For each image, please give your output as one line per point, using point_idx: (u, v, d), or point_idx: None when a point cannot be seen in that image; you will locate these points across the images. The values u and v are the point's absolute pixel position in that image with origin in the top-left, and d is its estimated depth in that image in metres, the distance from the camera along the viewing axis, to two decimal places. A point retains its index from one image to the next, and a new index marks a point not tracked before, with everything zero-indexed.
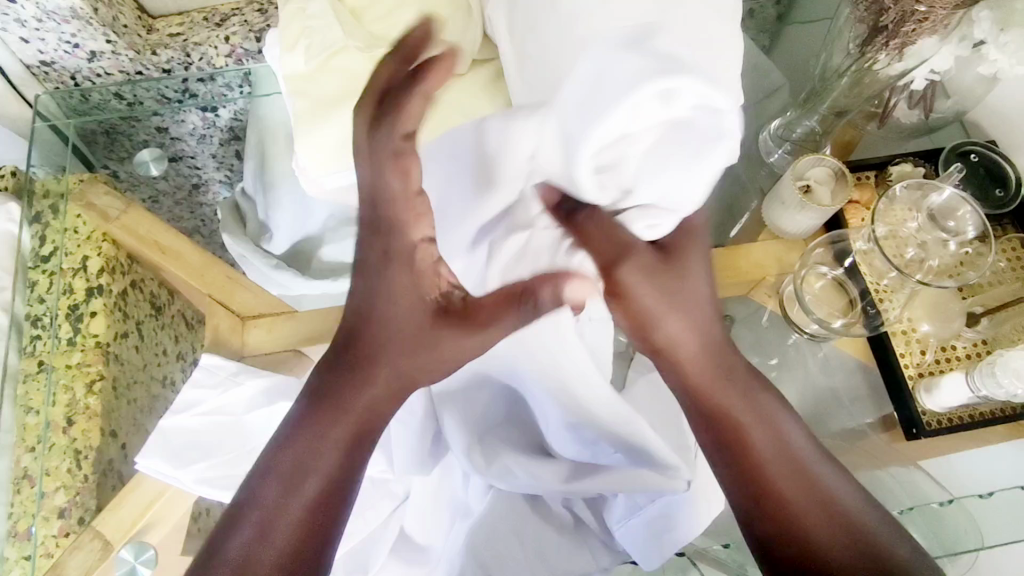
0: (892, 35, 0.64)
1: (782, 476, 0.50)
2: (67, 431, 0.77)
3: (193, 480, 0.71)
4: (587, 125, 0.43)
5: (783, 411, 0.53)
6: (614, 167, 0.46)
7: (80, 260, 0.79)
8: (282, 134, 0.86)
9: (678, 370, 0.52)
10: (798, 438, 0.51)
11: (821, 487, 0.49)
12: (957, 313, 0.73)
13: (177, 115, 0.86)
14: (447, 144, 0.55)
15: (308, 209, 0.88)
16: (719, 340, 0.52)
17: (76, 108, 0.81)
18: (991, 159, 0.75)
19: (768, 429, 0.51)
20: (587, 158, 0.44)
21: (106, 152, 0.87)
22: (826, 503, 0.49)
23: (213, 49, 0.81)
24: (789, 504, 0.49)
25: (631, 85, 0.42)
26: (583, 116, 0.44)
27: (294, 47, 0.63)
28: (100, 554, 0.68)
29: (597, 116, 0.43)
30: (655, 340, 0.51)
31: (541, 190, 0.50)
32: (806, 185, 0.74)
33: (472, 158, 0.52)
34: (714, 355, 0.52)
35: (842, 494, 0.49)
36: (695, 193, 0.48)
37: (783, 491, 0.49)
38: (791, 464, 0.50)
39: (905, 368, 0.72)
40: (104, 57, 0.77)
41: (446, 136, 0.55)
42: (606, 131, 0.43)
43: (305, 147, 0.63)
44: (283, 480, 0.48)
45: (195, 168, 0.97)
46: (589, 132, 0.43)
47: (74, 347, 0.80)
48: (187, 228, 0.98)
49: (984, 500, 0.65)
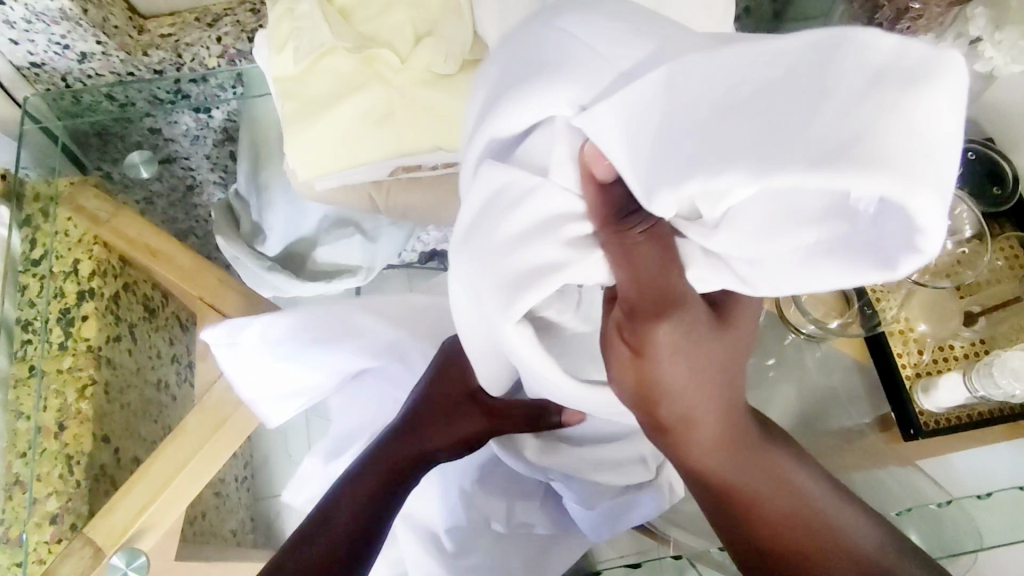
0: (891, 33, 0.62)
1: (796, 531, 0.47)
2: (59, 436, 0.76)
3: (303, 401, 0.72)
4: (687, 149, 0.25)
5: (791, 458, 0.49)
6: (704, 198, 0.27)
7: (71, 263, 0.79)
8: (275, 135, 0.85)
9: (691, 448, 0.44)
10: (809, 482, 0.48)
11: (837, 532, 0.47)
12: (954, 313, 0.72)
13: (170, 116, 0.86)
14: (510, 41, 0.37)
15: (302, 213, 0.88)
16: (736, 411, 0.45)
17: (66, 109, 0.79)
18: (990, 158, 0.73)
19: (776, 488, 0.47)
20: (658, 189, 0.27)
21: (100, 154, 0.88)
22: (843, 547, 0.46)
23: (205, 50, 0.79)
24: (800, 555, 0.47)
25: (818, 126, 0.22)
26: (699, 131, 0.25)
27: (283, 48, 0.62)
28: (92, 561, 0.67)
29: (710, 144, 0.24)
30: (668, 418, 0.42)
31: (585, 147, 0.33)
32: None
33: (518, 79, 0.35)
34: (732, 427, 0.44)
35: (860, 534, 0.47)
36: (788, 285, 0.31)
37: (796, 544, 0.47)
38: (804, 516, 0.47)
39: (902, 368, 0.72)
40: (95, 58, 0.75)
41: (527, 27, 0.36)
42: (701, 172, 0.25)
43: (296, 148, 0.62)
44: (325, 520, 0.54)
45: (189, 169, 0.98)
46: (677, 155, 0.26)
47: (65, 351, 0.79)
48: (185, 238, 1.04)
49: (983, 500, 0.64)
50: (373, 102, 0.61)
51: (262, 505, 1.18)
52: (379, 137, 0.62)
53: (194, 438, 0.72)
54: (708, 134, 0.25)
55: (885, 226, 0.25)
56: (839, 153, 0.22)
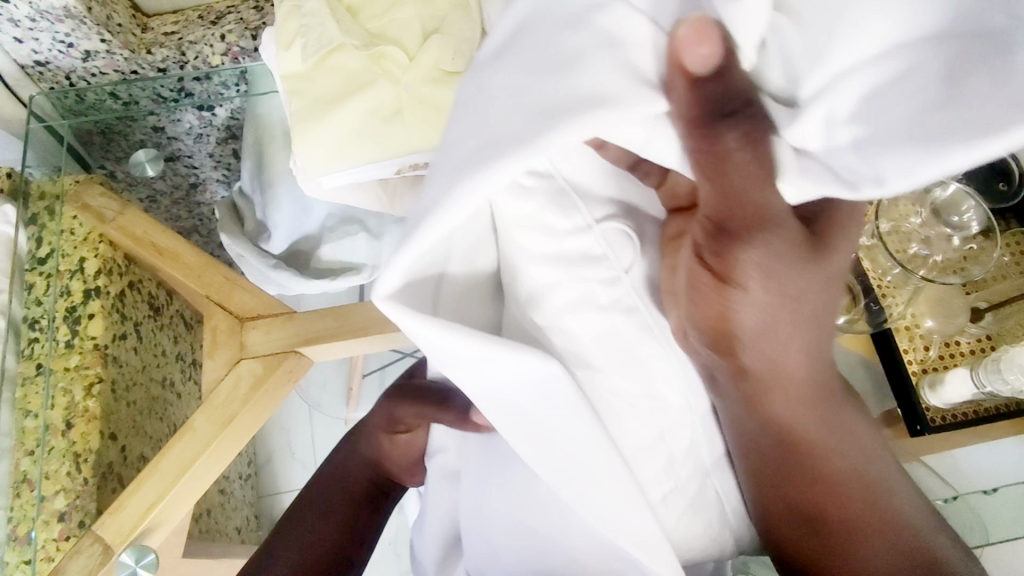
0: None
1: (852, 498, 0.47)
2: (67, 434, 0.76)
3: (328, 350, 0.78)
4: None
5: (864, 417, 0.49)
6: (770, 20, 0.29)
7: (76, 261, 0.79)
8: (279, 132, 0.85)
9: (774, 396, 0.43)
10: (871, 445, 0.48)
11: (885, 504, 0.48)
12: (961, 309, 0.72)
13: (174, 114, 0.86)
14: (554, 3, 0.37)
15: (308, 211, 0.89)
16: (828, 358, 0.44)
17: (71, 108, 0.80)
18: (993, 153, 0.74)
19: (847, 445, 0.47)
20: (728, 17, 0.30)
21: (103, 152, 0.88)
22: (900, 532, 0.47)
23: (208, 48, 0.79)
24: (848, 521, 0.47)
25: None
26: None
27: (290, 45, 0.62)
28: (101, 558, 0.67)
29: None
30: (749, 359, 0.41)
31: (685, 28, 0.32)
32: None
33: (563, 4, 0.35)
34: (818, 376, 0.44)
35: (905, 509, 0.48)
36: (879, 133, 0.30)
37: (847, 510, 0.47)
38: (861, 483, 0.47)
39: (908, 363, 0.72)
40: (99, 56, 0.75)
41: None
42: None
43: (299, 145, 0.61)
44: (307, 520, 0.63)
45: (192, 167, 0.98)
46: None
47: (71, 349, 0.79)
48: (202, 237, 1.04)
49: (988, 495, 0.66)
50: (380, 99, 0.61)
51: (266, 502, 1.18)
52: (386, 134, 0.61)
53: (201, 436, 0.71)
54: None
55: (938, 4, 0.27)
56: None
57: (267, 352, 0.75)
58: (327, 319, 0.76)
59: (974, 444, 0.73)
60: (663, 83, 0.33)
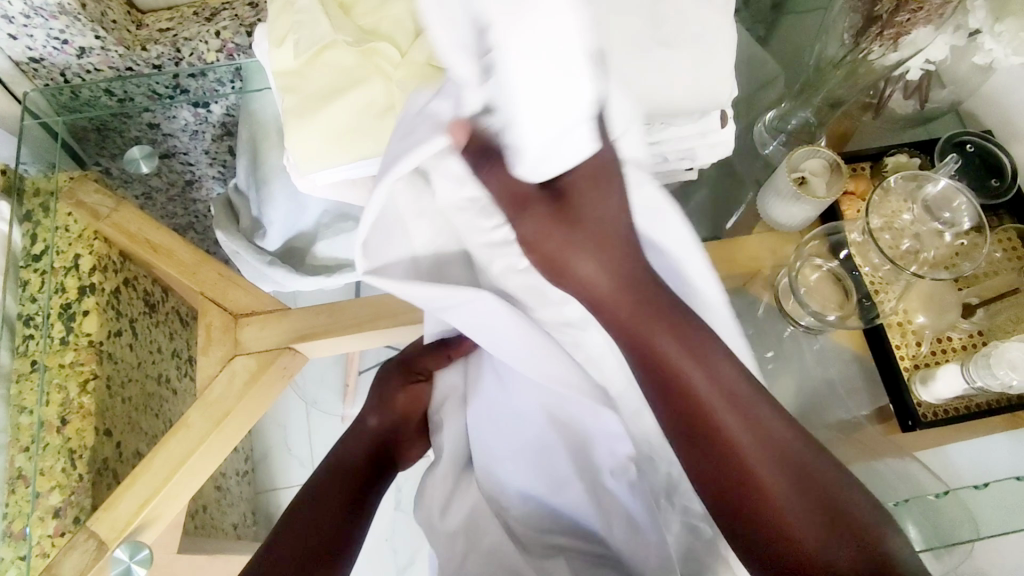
0: (885, 25, 0.63)
1: (753, 456, 0.47)
2: (61, 431, 0.77)
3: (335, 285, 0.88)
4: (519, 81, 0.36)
5: (716, 347, 0.49)
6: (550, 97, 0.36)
7: (71, 259, 0.79)
8: (274, 128, 0.85)
9: (605, 313, 0.48)
10: (738, 379, 0.48)
11: (773, 439, 0.47)
12: (952, 305, 0.72)
13: (169, 111, 0.85)
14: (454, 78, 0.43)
15: (303, 208, 0.88)
16: (636, 270, 0.48)
17: (66, 104, 0.80)
18: (986, 149, 0.75)
19: (705, 375, 0.48)
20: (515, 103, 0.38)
21: (97, 149, 0.86)
22: (825, 502, 0.46)
23: (203, 44, 0.79)
24: (754, 481, 0.47)
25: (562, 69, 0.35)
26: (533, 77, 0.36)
27: (283, 42, 0.62)
28: (95, 555, 0.67)
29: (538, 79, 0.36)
30: (572, 282, 0.48)
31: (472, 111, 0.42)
32: (801, 177, 0.74)
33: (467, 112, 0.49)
34: (636, 290, 0.48)
35: (789, 439, 0.48)
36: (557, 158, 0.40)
37: (751, 469, 0.47)
38: (755, 437, 0.47)
39: (901, 360, 0.72)
40: (94, 52, 0.75)
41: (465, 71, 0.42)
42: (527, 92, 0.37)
43: (294, 141, 0.61)
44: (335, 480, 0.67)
45: (188, 164, 0.97)
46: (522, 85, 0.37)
47: (66, 346, 0.79)
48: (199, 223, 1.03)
49: (978, 491, 0.65)
50: (373, 95, 0.61)
51: (264, 499, 1.18)
52: (380, 130, 0.61)
53: (196, 433, 0.71)
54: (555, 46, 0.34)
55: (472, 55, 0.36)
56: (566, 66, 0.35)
57: (261, 348, 0.75)
58: (324, 315, 0.76)
59: (969, 441, 0.73)
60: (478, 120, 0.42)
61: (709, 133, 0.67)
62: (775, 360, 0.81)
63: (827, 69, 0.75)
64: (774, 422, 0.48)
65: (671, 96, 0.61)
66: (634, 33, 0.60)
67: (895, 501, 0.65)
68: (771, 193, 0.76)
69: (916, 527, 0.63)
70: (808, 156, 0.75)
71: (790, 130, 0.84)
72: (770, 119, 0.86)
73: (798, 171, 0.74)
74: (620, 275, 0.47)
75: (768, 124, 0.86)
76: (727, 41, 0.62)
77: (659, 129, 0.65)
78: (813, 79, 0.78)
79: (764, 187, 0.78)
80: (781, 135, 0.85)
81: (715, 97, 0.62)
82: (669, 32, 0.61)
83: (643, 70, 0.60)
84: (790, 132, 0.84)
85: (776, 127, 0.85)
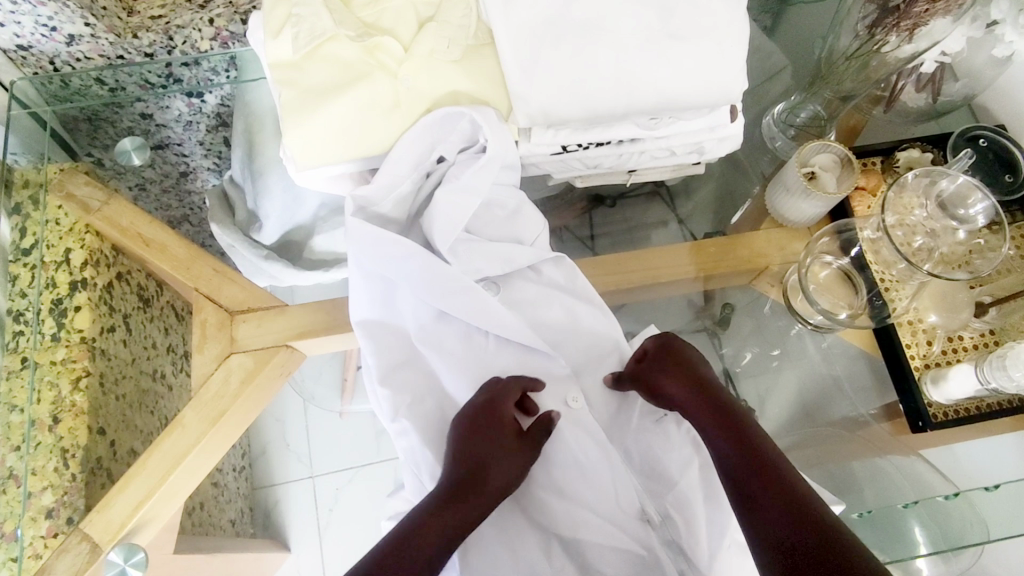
0: (903, 16, 0.61)
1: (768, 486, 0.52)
2: (53, 429, 0.75)
3: (316, 277, 0.89)
4: (434, 132, 0.61)
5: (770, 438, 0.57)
6: (454, 148, 0.63)
7: (62, 252, 0.77)
8: (270, 120, 0.82)
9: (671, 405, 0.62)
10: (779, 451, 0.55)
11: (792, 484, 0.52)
12: (965, 304, 0.71)
13: (162, 100, 0.83)
14: (415, 135, 0.60)
15: (299, 201, 0.86)
16: (714, 390, 0.61)
17: (54, 94, 0.76)
18: (1000, 145, 0.73)
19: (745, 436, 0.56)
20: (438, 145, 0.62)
21: (89, 138, 0.83)
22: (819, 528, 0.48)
23: (197, 32, 0.77)
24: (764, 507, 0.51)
25: (454, 131, 0.62)
26: (435, 131, 0.61)
27: (280, 33, 0.59)
28: (88, 557, 0.65)
29: (440, 128, 0.61)
30: (656, 386, 0.63)
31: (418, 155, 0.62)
32: (810, 171, 0.72)
33: (411, 140, 0.60)
34: (706, 394, 0.60)
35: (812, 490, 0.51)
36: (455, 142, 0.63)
37: (762, 497, 0.51)
38: (772, 476, 0.52)
39: (911, 359, 0.71)
40: (84, 40, 0.72)
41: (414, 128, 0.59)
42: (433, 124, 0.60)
43: (294, 138, 0.59)
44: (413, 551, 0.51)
45: (182, 155, 0.95)
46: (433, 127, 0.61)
47: (58, 342, 0.78)
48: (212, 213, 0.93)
49: (990, 492, 0.63)
50: (376, 92, 0.59)
51: (259, 496, 1.17)
52: (382, 129, 0.60)
53: (192, 432, 0.69)
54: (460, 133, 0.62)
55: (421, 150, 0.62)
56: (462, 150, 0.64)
57: (259, 345, 0.73)
58: (325, 314, 0.75)
59: (977, 440, 0.72)
60: (432, 148, 0.63)
61: (718, 127, 0.64)
62: (780, 358, 0.85)
63: (838, 60, 0.73)
64: (789, 466, 0.53)
65: (681, 90, 0.59)
66: (643, 25, 0.58)
67: (902, 503, 0.64)
68: (779, 189, 0.75)
69: (922, 529, 0.61)
70: (818, 150, 0.74)
71: (799, 124, 0.81)
72: (779, 112, 0.82)
73: (808, 165, 0.73)
74: (692, 390, 0.61)
75: (776, 117, 0.82)
76: (739, 33, 0.60)
77: (667, 123, 0.63)
78: (823, 71, 0.76)
79: (772, 182, 0.76)
80: (790, 129, 0.81)
81: (726, 91, 0.60)
82: (678, 25, 0.59)
83: (652, 63, 0.58)
84: (798, 127, 0.81)
85: (785, 121, 0.82)
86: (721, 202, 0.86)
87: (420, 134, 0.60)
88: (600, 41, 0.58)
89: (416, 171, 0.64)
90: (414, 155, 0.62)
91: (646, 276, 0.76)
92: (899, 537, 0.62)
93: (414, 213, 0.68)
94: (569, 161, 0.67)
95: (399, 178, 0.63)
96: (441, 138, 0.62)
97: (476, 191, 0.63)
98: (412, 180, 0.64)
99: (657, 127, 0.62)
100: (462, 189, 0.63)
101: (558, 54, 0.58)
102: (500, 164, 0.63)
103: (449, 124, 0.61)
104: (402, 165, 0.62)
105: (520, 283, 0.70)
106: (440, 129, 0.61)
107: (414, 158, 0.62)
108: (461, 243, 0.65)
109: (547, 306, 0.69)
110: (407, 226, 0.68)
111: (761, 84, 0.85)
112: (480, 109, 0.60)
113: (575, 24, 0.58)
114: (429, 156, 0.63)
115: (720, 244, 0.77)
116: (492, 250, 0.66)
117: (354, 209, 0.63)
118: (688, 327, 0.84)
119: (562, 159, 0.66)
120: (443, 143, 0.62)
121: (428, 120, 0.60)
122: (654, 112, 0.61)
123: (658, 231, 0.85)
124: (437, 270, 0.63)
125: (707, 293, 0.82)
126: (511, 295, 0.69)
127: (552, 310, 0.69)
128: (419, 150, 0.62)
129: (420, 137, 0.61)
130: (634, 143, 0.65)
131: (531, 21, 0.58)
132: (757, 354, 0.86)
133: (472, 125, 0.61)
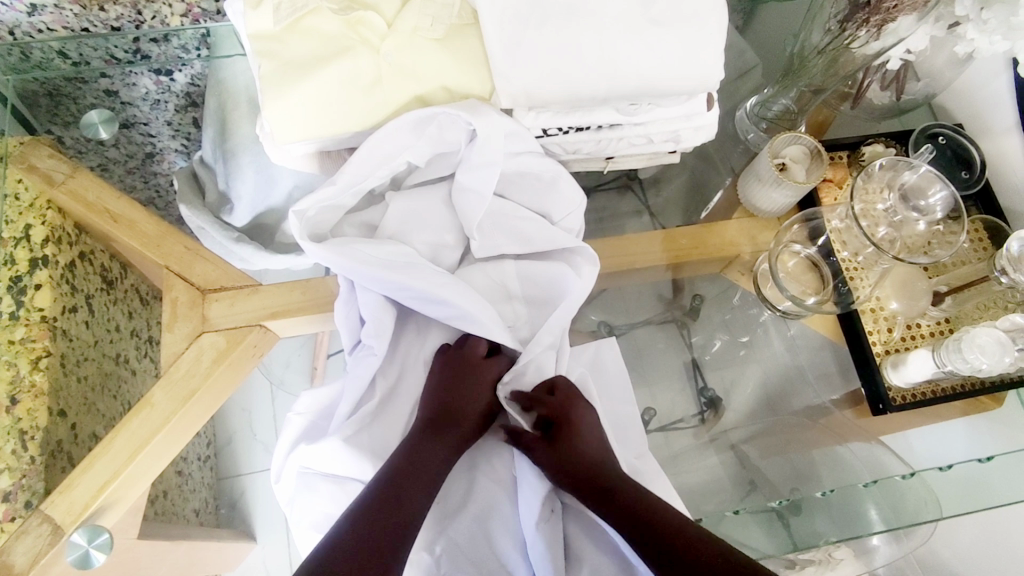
0: (872, 11, 0.63)
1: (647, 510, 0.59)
2: (11, 411, 0.73)
3: (291, 262, 0.89)
4: (399, 133, 0.61)
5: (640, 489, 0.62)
6: (421, 149, 0.64)
7: (21, 228, 0.73)
8: (245, 98, 0.80)
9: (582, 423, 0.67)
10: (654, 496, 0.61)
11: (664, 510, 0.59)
12: (923, 291, 0.75)
13: (128, 78, 0.79)
14: (381, 137, 0.61)
15: (273, 183, 0.86)
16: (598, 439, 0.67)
17: (13, 66, 0.72)
18: (957, 142, 0.78)
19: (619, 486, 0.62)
20: (405, 151, 0.64)
21: (49, 114, 0.79)
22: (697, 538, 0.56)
23: (167, 7, 0.72)
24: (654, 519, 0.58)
25: (420, 129, 0.62)
26: (407, 135, 0.62)
27: (260, 4, 0.58)
28: (50, 539, 0.63)
29: (410, 128, 0.61)
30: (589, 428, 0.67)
31: (383, 156, 0.63)
32: (782, 163, 0.75)
33: (373, 143, 0.61)
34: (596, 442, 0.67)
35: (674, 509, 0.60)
36: (424, 145, 0.64)
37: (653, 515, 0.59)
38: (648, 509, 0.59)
39: (873, 344, 0.75)
40: (47, 10, 0.68)
41: (381, 133, 0.60)
42: (396, 131, 0.61)
43: (272, 112, 0.58)
44: (412, 488, 0.59)
45: (148, 135, 0.90)
46: (397, 133, 0.61)
47: (16, 321, 0.75)
48: (184, 188, 0.90)
49: (942, 472, 0.66)
50: (359, 67, 0.59)
51: (225, 486, 1.16)
52: (358, 102, 0.60)
53: (160, 412, 0.67)
54: (429, 134, 0.63)
55: (387, 153, 0.63)
56: (444, 143, 0.64)
57: (230, 326, 0.72)
58: (300, 295, 0.74)
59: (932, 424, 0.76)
60: (403, 148, 0.63)
61: (693, 116, 0.66)
62: (747, 347, 0.87)
63: (810, 55, 0.75)
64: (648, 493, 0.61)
65: (663, 74, 0.60)
66: (627, 11, 0.59)
67: (862, 483, 0.66)
68: (752, 179, 0.77)
69: (876, 509, 0.64)
70: (788, 142, 0.76)
71: (772, 116, 0.83)
72: (752, 105, 0.85)
73: (779, 157, 0.75)
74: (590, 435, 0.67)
75: (750, 110, 0.85)
76: (717, 21, 0.61)
77: (645, 109, 0.64)
78: (794, 66, 0.78)
79: (745, 173, 0.78)
80: (763, 122, 0.84)
81: (705, 78, 0.61)
82: (659, 12, 0.60)
83: (635, 48, 0.59)
84: (771, 119, 0.84)
85: (758, 114, 0.84)
86: (693, 195, 0.88)
87: (395, 126, 0.60)
88: (583, 22, 0.59)
89: (382, 168, 0.64)
90: (378, 155, 0.62)
91: (620, 262, 0.77)
92: (856, 515, 0.64)
93: (386, 188, 0.70)
94: (550, 146, 0.69)
95: (363, 172, 0.63)
96: (410, 142, 0.63)
97: (491, 168, 0.64)
98: (377, 175, 0.65)
99: (635, 113, 0.64)
100: (474, 167, 0.65)
101: (544, 34, 0.59)
102: (504, 132, 0.62)
103: (422, 122, 0.61)
104: (362, 162, 0.62)
105: (546, 256, 0.71)
106: (412, 127, 0.61)
107: (382, 156, 0.63)
108: (487, 220, 0.68)
109: (539, 266, 0.69)
110: (373, 197, 0.71)
111: (734, 80, 0.87)
112: (444, 108, 0.60)
113: (561, 6, 0.59)
114: (393, 158, 0.64)
115: (696, 230, 0.79)
116: (509, 222, 0.69)
117: (303, 201, 0.62)
118: (657, 317, 0.87)
119: (540, 146, 0.68)
120: (411, 145, 0.63)
121: (400, 119, 0.60)
122: (635, 98, 0.62)
123: (632, 220, 0.86)
124: (404, 273, 0.63)
125: (676, 283, 0.85)
126: (526, 267, 0.70)
127: (544, 272, 0.69)
128: (385, 152, 0.63)
129: (388, 139, 0.61)
130: (612, 129, 0.67)
131: (516, 1, 0.58)
132: (725, 342, 0.88)
133: (444, 122, 0.62)
